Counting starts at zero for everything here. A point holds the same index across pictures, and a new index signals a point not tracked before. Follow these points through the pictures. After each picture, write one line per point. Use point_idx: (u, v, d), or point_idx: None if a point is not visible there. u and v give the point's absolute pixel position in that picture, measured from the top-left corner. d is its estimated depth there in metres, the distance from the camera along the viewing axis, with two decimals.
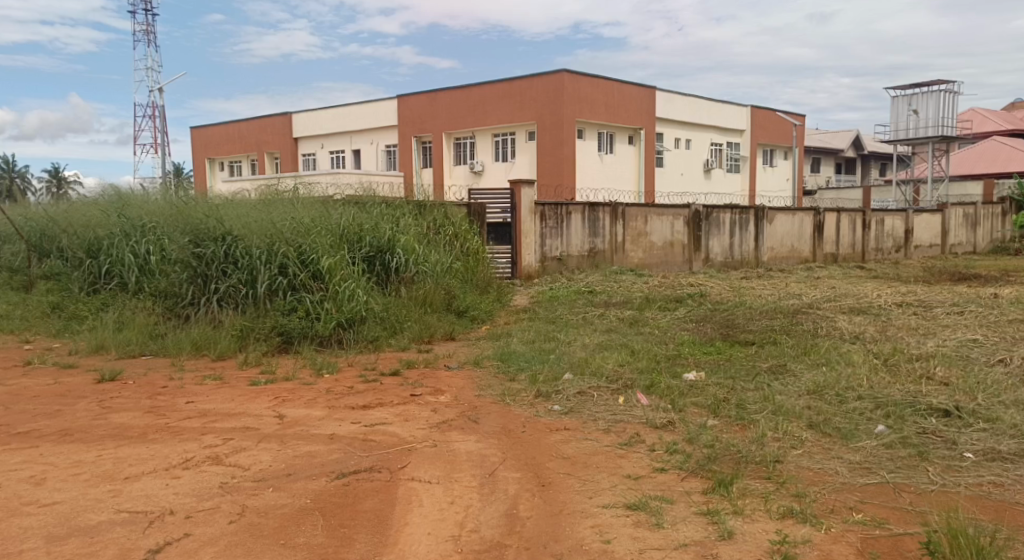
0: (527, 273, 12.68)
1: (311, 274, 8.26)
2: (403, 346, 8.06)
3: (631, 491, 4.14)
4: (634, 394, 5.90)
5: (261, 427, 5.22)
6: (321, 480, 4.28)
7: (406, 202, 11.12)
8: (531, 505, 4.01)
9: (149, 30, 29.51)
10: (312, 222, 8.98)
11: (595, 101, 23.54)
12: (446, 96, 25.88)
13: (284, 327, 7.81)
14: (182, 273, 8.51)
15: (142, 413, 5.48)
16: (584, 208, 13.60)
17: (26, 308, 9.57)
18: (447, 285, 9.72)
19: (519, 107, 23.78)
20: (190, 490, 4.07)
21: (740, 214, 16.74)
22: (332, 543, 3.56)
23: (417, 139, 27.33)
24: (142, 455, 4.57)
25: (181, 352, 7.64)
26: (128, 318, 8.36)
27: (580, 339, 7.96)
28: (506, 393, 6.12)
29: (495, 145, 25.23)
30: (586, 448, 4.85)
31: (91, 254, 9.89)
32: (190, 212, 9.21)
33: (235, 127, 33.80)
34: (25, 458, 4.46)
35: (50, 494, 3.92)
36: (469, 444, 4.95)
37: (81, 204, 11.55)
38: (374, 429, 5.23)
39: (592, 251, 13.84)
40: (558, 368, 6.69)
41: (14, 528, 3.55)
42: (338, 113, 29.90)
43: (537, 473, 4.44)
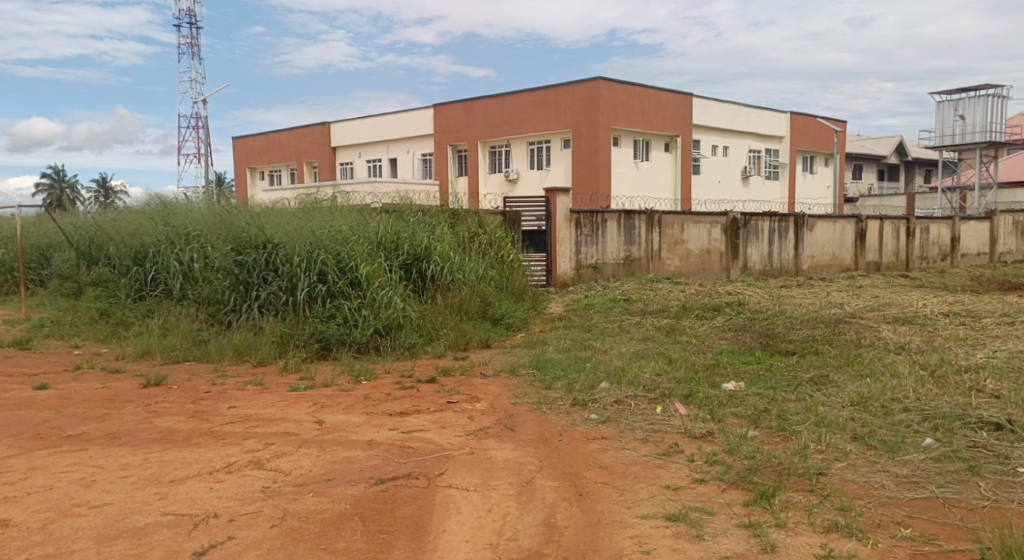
0: (562, 281, 12.66)
1: (349, 281, 8.37)
2: (439, 354, 8.11)
3: (670, 502, 4.10)
4: (672, 404, 5.85)
5: (301, 433, 5.30)
6: (360, 485, 4.32)
7: (442, 211, 11.22)
8: (569, 515, 3.99)
9: (193, 43, 30.20)
10: (350, 230, 9.10)
11: (631, 108, 23.44)
12: (482, 104, 26.02)
13: (322, 333, 7.90)
14: (225, 280, 8.68)
15: (186, 418, 5.60)
16: (619, 215, 13.55)
17: (75, 314, 9.87)
18: (482, 292, 9.74)
19: (555, 115, 23.79)
20: (233, 494, 4.14)
21: (780, 221, 16.52)
22: (372, 548, 3.59)
23: (453, 147, 27.51)
24: (187, 459, 4.66)
25: (223, 357, 7.79)
26: (173, 324, 8.56)
27: (616, 348, 7.91)
28: (542, 401, 6.11)
29: (531, 153, 25.29)
30: (623, 457, 4.83)
31: (137, 261, 10.14)
32: (233, 220, 9.38)
33: (275, 136, 34.38)
34: (75, 460, 4.59)
35: (100, 496, 4.03)
36: (506, 452, 4.95)
37: (128, 213, 11.85)
38: (412, 436, 5.27)
39: (628, 259, 13.78)
40: (595, 377, 6.66)
41: (66, 528, 3.65)
42: (375, 122, 30.24)
43: (575, 482, 4.43)
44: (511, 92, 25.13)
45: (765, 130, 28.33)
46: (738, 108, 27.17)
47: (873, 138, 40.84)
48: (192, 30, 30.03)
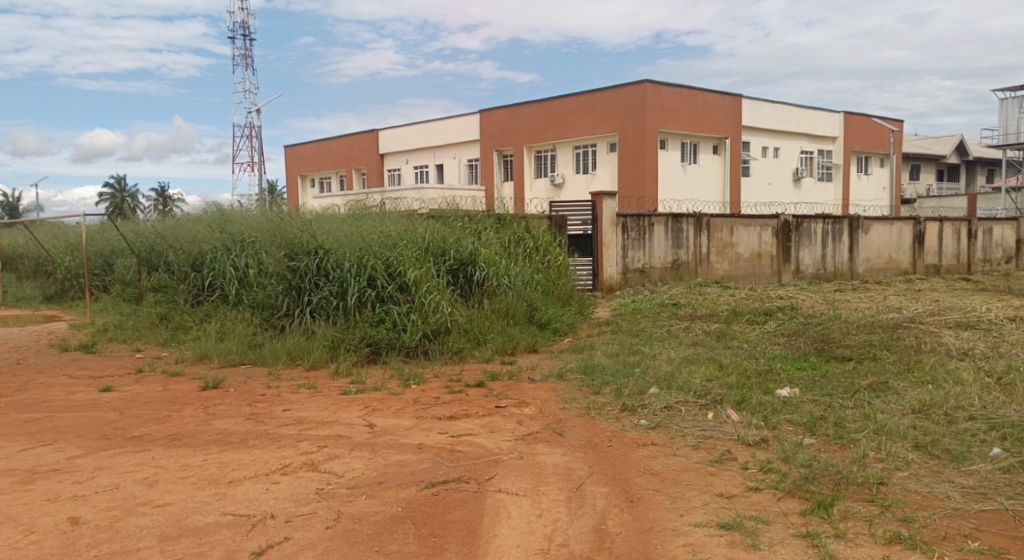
0: (608, 285, 12.59)
1: (398, 286, 8.46)
2: (487, 358, 8.14)
3: (724, 510, 4.03)
4: (724, 410, 5.76)
5: (353, 435, 5.38)
6: (412, 489, 4.36)
7: (487, 216, 11.32)
8: (620, 521, 3.96)
9: (246, 55, 30.96)
10: (399, 236, 9.22)
11: (678, 110, 23.19)
12: (528, 109, 26.09)
13: (372, 338, 8.01)
14: (278, 285, 8.87)
15: (242, 420, 5.74)
16: (666, 219, 13.42)
17: (137, 319, 10.22)
18: (529, 297, 9.74)
19: (602, 119, 23.69)
20: (289, 495, 4.22)
21: (834, 224, 16.15)
22: (424, 551, 3.62)
23: (499, 152, 27.62)
24: (244, 460, 4.78)
25: (277, 361, 7.96)
26: (229, 328, 8.79)
27: (665, 353, 7.84)
28: (591, 406, 6.08)
29: (577, 157, 25.23)
30: (674, 464, 4.77)
31: (195, 267, 10.44)
32: (285, 227, 9.59)
33: (325, 144, 35.01)
34: (139, 460, 4.74)
35: (163, 495, 4.15)
36: (556, 456, 4.95)
37: (186, 220, 12.20)
38: (462, 439, 5.30)
39: (676, 262, 13.64)
40: (644, 382, 6.59)
41: (131, 527, 3.77)
42: (422, 129, 30.56)
43: (626, 488, 4.39)
44: (557, 97, 25.14)
45: (818, 130, 27.74)
46: (789, 109, 26.68)
47: (932, 138, 39.67)
48: (245, 42, 30.75)
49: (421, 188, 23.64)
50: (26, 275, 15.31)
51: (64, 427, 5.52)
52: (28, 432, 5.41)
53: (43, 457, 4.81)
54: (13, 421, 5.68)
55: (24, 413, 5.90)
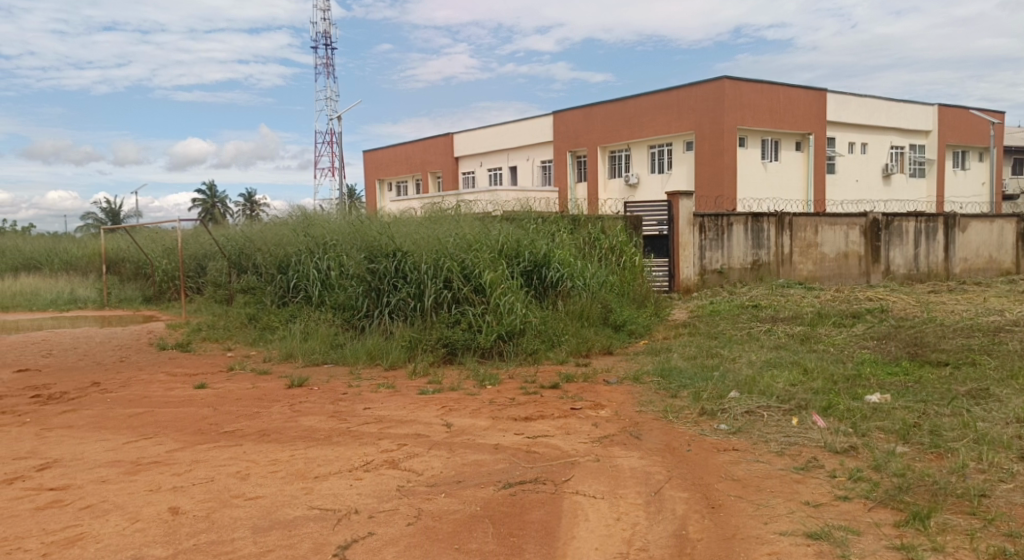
0: (685, 287, 12.38)
1: (474, 288, 8.55)
2: (562, 359, 8.13)
3: (811, 519, 3.91)
4: (809, 416, 5.58)
5: (431, 434, 5.46)
6: (489, 489, 4.40)
7: (561, 217, 11.34)
8: (702, 528, 3.90)
9: (328, 63, 31.87)
10: (474, 238, 9.34)
11: (759, 107, 22.57)
12: (603, 110, 25.96)
13: (448, 339, 8.12)
14: (359, 287, 9.11)
15: (326, 417, 5.92)
16: (746, 219, 13.09)
17: (228, 319, 10.68)
18: (604, 298, 9.68)
19: (678, 118, 23.32)
20: (372, 491, 4.33)
21: (928, 222, 15.41)
22: (503, 551, 3.65)
23: (573, 153, 27.57)
24: (329, 456, 4.93)
25: (358, 361, 8.14)
26: (313, 329, 9.06)
27: (745, 356, 7.64)
28: (668, 410, 5.99)
29: (652, 157, 24.91)
30: (757, 470, 4.65)
31: (281, 269, 10.82)
32: (365, 230, 9.85)
33: (403, 148, 35.70)
34: (232, 454, 4.95)
35: (254, 489, 4.32)
36: (633, 460, 4.90)
37: (273, 224, 12.67)
38: (538, 441, 5.31)
39: (756, 263, 13.30)
40: (724, 386, 6.45)
41: (226, 518, 3.93)
42: (497, 131, 30.76)
43: (707, 494, 4.31)
44: (632, 96, 24.90)
45: (909, 124, 26.51)
46: (877, 103, 25.63)
47: None
48: (327, 50, 31.62)
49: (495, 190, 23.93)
50: (126, 277, 16.21)
51: (162, 421, 5.82)
52: (131, 425, 5.72)
53: (145, 449, 5.08)
54: (118, 415, 6.02)
55: (128, 408, 6.25)
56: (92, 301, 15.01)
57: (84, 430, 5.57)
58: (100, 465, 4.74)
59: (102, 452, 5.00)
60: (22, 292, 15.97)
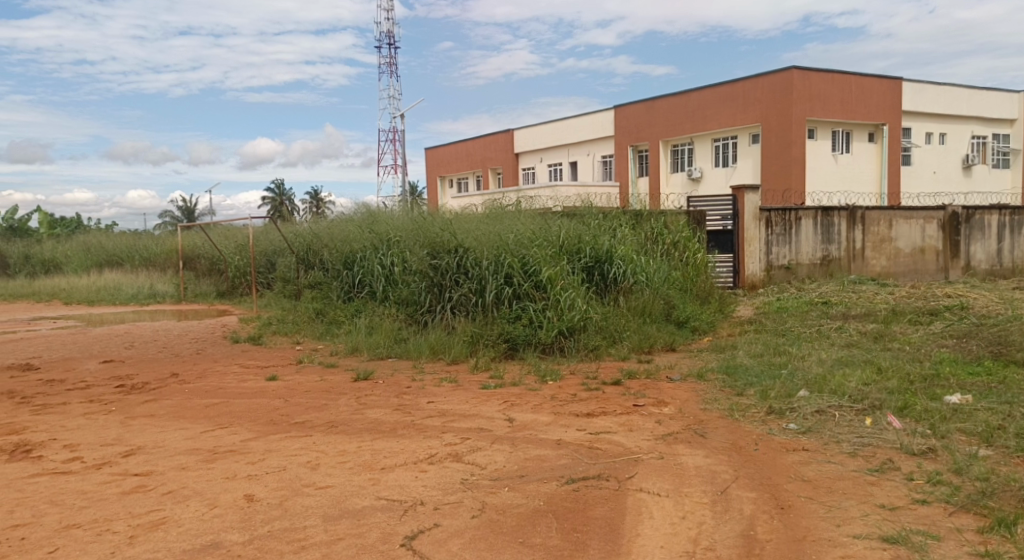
0: (750, 283, 12.13)
1: (534, 284, 8.55)
2: (623, 356, 8.05)
3: (887, 523, 3.78)
4: (883, 416, 5.39)
5: (494, 429, 5.50)
6: (552, 484, 4.40)
7: (623, 212, 11.25)
8: (771, 528, 3.81)
9: (390, 62, 32.36)
10: (534, 234, 9.35)
11: (829, 97, 21.87)
12: (665, 104, 25.63)
13: (509, 334, 8.14)
14: (421, 282, 9.23)
15: (391, 410, 6.02)
16: (815, 212, 12.73)
17: (296, 313, 10.97)
18: (666, 294, 9.55)
19: (744, 110, 22.82)
20: (437, 484, 4.38)
21: (1011, 215, 14.67)
22: (567, 546, 3.64)
23: (634, 148, 27.31)
24: (394, 449, 5.01)
25: (421, 355, 8.24)
26: (377, 324, 9.23)
27: (815, 354, 7.44)
28: (734, 408, 5.87)
29: (716, 150, 24.45)
30: (829, 472, 4.52)
31: (346, 265, 11.06)
32: (428, 226, 9.98)
33: (464, 145, 35.98)
34: (302, 445, 5.09)
35: (324, 478, 4.43)
36: (698, 458, 4.82)
37: (339, 221, 12.94)
38: (600, 437, 5.28)
39: (826, 259, 12.93)
40: (792, 385, 6.29)
41: (298, 506, 4.04)
42: (557, 127, 30.67)
43: (775, 495, 4.22)
44: (696, 88, 24.50)
45: (991, 112, 25.28)
46: (956, 91, 24.53)
47: None
48: (390, 50, 32.08)
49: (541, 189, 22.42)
50: (201, 272, 16.80)
51: (237, 411, 6.02)
52: (208, 415, 5.94)
53: (221, 438, 5.27)
54: (196, 405, 6.26)
55: (204, 398, 6.49)
56: (170, 296, 15.63)
57: (164, 419, 5.81)
58: (179, 452, 4.93)
59: (181, 441, 5.20)
60: (106, 287, 16.74)
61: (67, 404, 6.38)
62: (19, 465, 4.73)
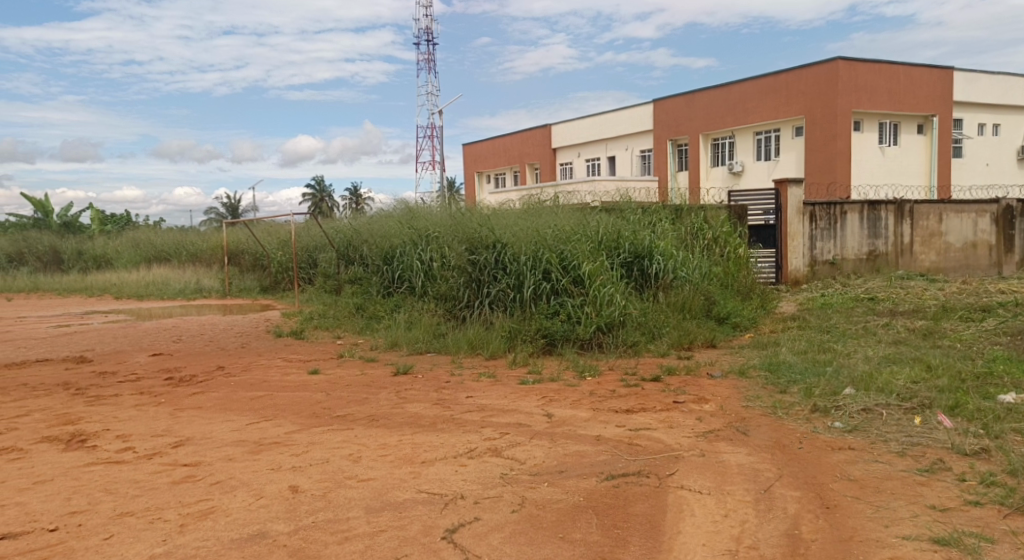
0: (793, 278, 11.92)
1: (572, 279, 8.53)
2: (663, 352, 7.98)
3: (938, 524, 3.69)
4: (934, 416, 5.25)
5: (533, 424, 5.49)
6: (592, 480, 4.39)
7: (663, 207, 11.15)
8: (816, 528, 3.75)
9: (428, 58, 32.55)
10: (573, 230, 9.32)
11: (876, 88, 21.35)
12: (706, 97, 25.32)
13: (547, 329, 8.13)
14: (460, 278, 9.28)
15: (430, 404, 6.06)
16: (861, 207, 12.45)
17: (337, 308, 11.12)
18: (707, 290, 9.44)
19: (787, 103, 22.42)
20: (477, 478, 4.40)
21: None
22: (608, 542, 3.63)
23: (673, 141, 27.03)
24: (434, 442, 5.05)
25: (459, 350, 8.28)
26: (416, 319, 9.31)
27: (861, 351, 7.28)
28: (777, 406, 5.78)
29: (759, 143, 24.06)
30: (876, 471, 4.42)
31: (386, 261, 11.17)
32: (466, 222, 10.01)
33: (502, 140, 36.02)
34: (344, 438, 5.15)
35: (366, 471, 4.48)
36: (740, 456, 4.76)
37: (379, 217, 13.06)
38: (640, 434, 5.25)
39: (872, 254, 12.64)
40: (837, 382, 6.16)
41: (341, 498, 4.09)
42: (595, 121, 30.48)
43: (820, 494, 4.14)
44: (737, 81, 24.15)
45: None
46: (1009, 81, 23.74)
47: None
48: (428, 46, 32.24)
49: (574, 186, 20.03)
50: (246, 268, 17.12)
51: (281, 404, 6.12)
52: (253, 407, 6.06)
53: (266, 430, 5.36)
54: (241, 398, 6.38)
55: (249, 391, 6.62)
56: (215, 291, 15.96)
57: (211, 411, 5.94)
58: (226, 444, 5.04)
59: (228, 432, 5.31)
60: (154, 282, 17.16)
61: (119, 395, 6.57)
62: (74, 454, 4.88)
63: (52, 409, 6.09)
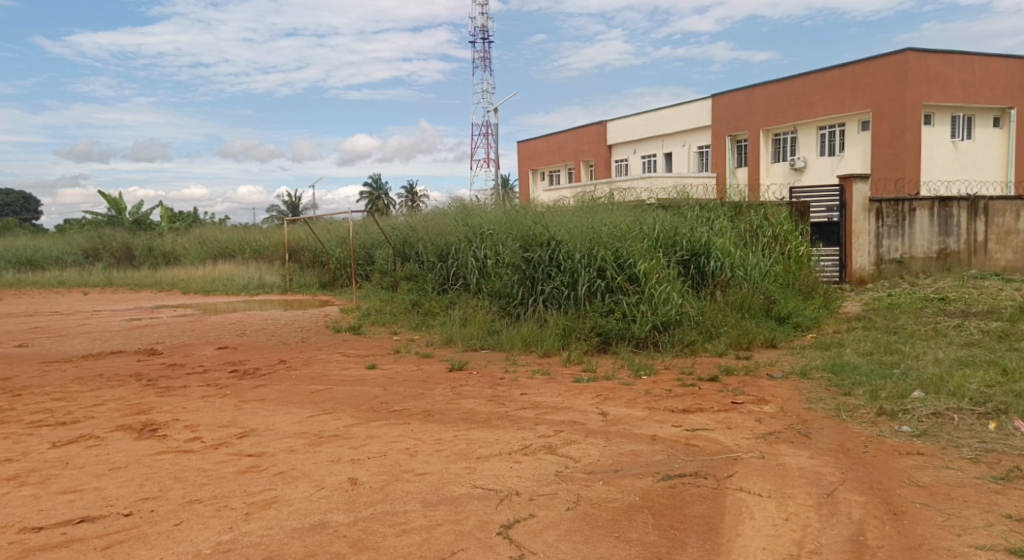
0: (858, 277, 11.57)
1: (628, 277, 8.45)
2: (720, 352, 7.83)
3: (1015, 534, 3.53)
4: (1009, 421, 5.03)
5: (587, 422, 5.47)
6: (648, 479, 4.33)
7: (722, 204, 10.94)
8: (882, 534, 3.63)
9: (483, 57, 32.67)
10: (629, 227, 9.24)
11: (948, 80, 20.56)
12: (767, 91, 24.78)
13: (602, 327, 8.07)
14: (514, 275, 9.30)
15: (485, 401, 6.08)
16: (931, 203, 12.01)
17: (393, 304, 11.26)
18: (766, 289, 9.23)
19: (852, 96, 21.76)
20: (532, 475, 4.40)
21: None
22: (665, 542, 3.58)
23: (732, 137, 26.53)
24: (489, 439, 5.07)
25: (513, 347, 8.29)
26: (471, 315, 9.37)
27: (931, 353, 7.00)
28: (841, 408, 5.62)
29: (822, 138, 23.40)
30: (947, 478, 4.25)
31: (442, 258, 11.27)
32: (520, 219, 10.01)
33: (557, 138, 35.91)
34: (401, 432, 5.22)
35: (422, 465, 4.53)
36: (801, 459, 4.64)
37: (434, 214, 13.17)
38: (697, 434, 5.17)
39: (943, 252, 12.19)
40: (906, 385, 5.95)
41: (399, 491, 4.14)
42: (651, 117, 30.11)
43: (886, 499, 4.00)
44: (800, 74, 23.57)
45: None
46: None
47: None
48: (484, 44, 32.32)
49: (629, 183, 19.92)
50: (305, 264, 17.50)
51: (340, 398, 6.24)
52: (314, 400, 6.18)
53: (326, 423, 5.47)
54: (302, 391, 6.52)
55: (310, 385, 6.76)
56: (277, 286, 16.34)
57: (274, 403, 6.09)
58: (289, 436, 5.15)
59: (290, 424, 5.44)
60: (219, 278, 17.68)
61: (188, 387, 6.79)
62: (147, 442, 5.07)
63: (126, 398, 6.34)
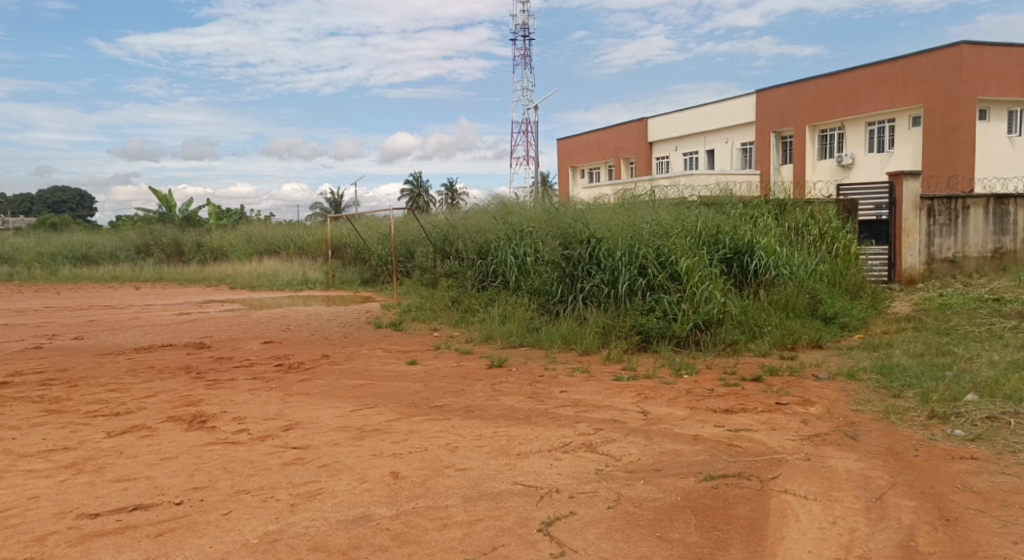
0: (908, 277, 11.27)
1: (669, 275, 8.36)
2: (764, 352, 7.70)
3: None
4: None
5: (628, 421, 5.42)
6: (689, 480, 4.28)
7: (766, 201, 10.74)
8: (934, 540, 3.53)
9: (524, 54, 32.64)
10: (671, 225, 9.14)
11: (1005, 73, 19.87)
12: (814, 87, 24.28)
13: (643, 326, 8.00)
14: (554, 273, 9.27)
15: (525, 398, 6.08)
16: (986, 201, 11.67)
17: (433, 300, 11.32)
18: (812, 288, 9.05)
19: (903, 91, 21.19)
20: (571, 472, 4.38)
21: None
22: (708, 544, 3.54)
23: (778, 134, 26.07)
24: (530, 435, 5.06)
25: (552, 345, 8.27)
26: (510, 313, 9.38)
27: (984, 355, 6.79)
28: (890, 411, 5.48)
29: (871, 134, 22.83)
30: (1002, 484, 4.11)
31: (481, 255, 11.30)
32: (560, 217, 9.98)
33: (597, 135, 35.72)
34: (442, 427, 5.25)
35: (463, 460, 4.55)
36: (848, 462, 4.54)
37: (474, 212, 13.21)
38: (740, 434, 5.09)
39: (998, 251, 11.85)
40: (958, 387, 5.78)
41: (440, 486, 4.17)
42: (693, 114, 29.75)
43: (939, 505, 3.89)
44: (848, 70, 23.04)
45: None
46: None
47: None
48: (525, 41, 32.24)
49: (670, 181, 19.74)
50: (347, 261, 17.72)
51: (382, 393, 6.30)
52: (356, 395, 6.25)
53: (368, 417, 5.53)
54: (345, 385, 6.60)
55: (353, 379, 6.84)
56: (319, 282, 16.58)
57: (318, 397, 6.18)
58: (332, 429, 5.22)
59: (333, 418, 5.50)
60: (264, 273, 18.00)
61: (235, 380, 6.93)
62: (195, 433, 5.18)
63: (176, 390, 6.49)
